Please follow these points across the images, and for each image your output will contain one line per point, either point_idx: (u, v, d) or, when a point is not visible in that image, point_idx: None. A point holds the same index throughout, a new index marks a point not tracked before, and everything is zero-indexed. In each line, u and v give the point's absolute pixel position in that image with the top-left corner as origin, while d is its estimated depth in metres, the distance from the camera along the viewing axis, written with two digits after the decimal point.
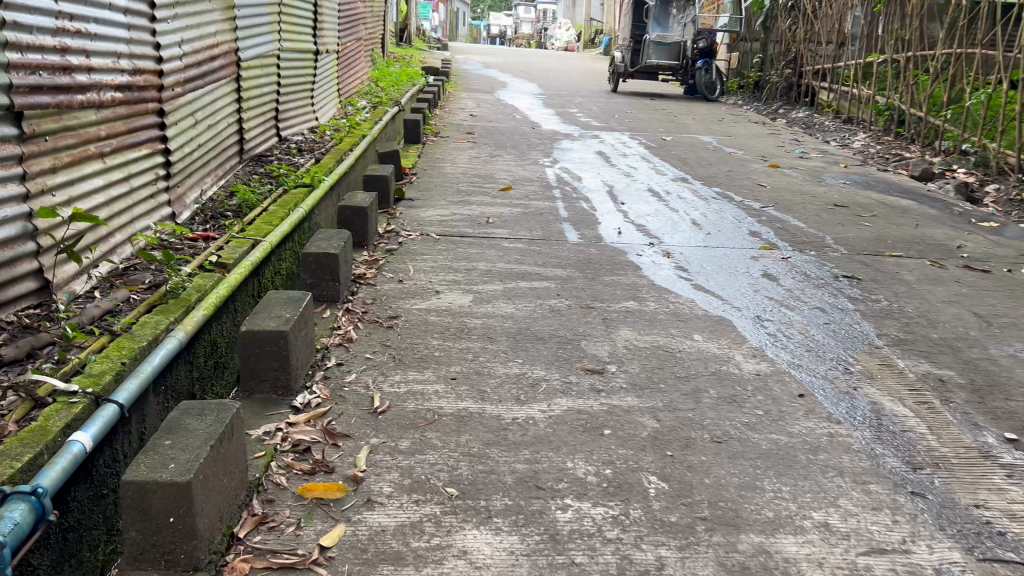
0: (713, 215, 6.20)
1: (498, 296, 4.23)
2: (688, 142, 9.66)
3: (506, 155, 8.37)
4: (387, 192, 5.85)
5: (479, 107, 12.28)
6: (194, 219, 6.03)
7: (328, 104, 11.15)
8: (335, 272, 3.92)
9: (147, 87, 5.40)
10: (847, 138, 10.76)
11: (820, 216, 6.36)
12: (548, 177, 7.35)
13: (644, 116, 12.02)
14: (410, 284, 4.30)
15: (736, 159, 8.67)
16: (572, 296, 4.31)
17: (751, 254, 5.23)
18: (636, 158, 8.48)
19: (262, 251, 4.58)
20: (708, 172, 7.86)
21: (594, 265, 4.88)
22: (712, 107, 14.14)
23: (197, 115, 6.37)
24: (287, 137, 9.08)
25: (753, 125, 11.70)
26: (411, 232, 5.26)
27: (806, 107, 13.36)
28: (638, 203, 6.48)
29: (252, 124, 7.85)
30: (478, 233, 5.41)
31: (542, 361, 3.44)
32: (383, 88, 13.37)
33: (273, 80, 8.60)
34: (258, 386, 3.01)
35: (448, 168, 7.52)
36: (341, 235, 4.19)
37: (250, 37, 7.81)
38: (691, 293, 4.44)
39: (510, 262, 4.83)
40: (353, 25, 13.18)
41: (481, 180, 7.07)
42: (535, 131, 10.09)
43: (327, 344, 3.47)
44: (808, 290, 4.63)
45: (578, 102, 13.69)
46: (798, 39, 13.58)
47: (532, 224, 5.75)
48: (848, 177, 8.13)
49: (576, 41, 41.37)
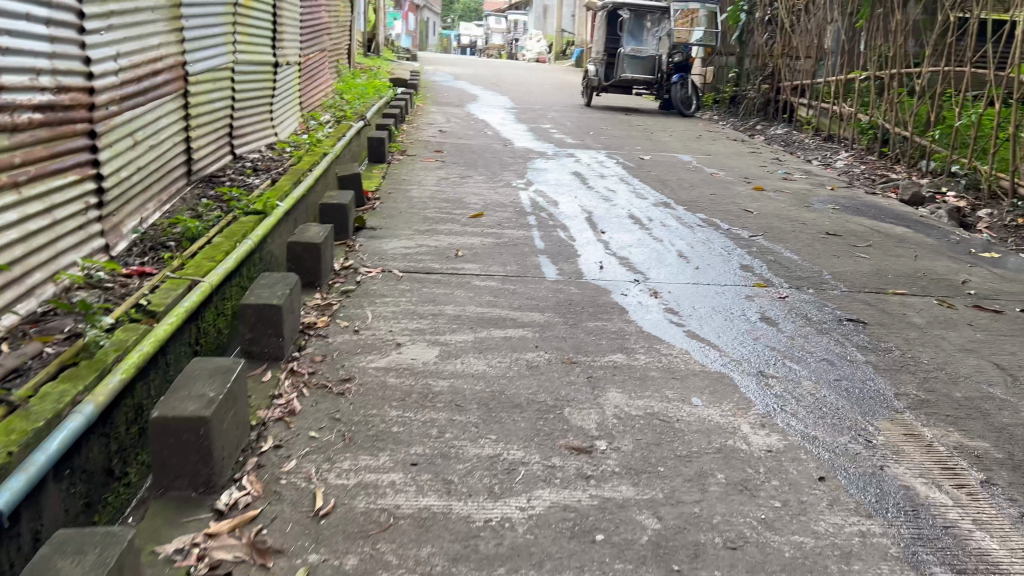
0: (700, 245, 5.75)
1: (469, 349, 3.72)
2: (668, 162, 9.24)
3: (477, 176, 7.86)
4: (346, 222, 5.32)
5: (449, 121, 11.77)
6: (131, 251, 5.45)
7: (288, 118, 10.56)
8: (278, 327, 3.38)
9: (74, 106, 4.82)
10: (829, 157, 10.43)
11: (814, 247, 5.94)
12: (522, 202, 6.85)
13: (620, 133, 11.59)
14: (368, 335, 3.77)
15: (719, 180, 8.25)
16: (552, 347, 3.80)
17: (745, 293, 4.79)
18: (615, 180, 8.03)
19: (198, 296, 4.04)
20: (690, 196, 7.42)
21: (575, 307, 4.38)
22: (688, 122, 13.77)
23: (136, 136, 5.77)
24: (241, 155, 8.50)
25: (732, 143, 11.33)
26: (371, 269, 4.74)
27: (785, 123, 13.04)
28: (619, 232, 6.02)
29: (201, 144, 7.27)
30: (446, 268, 4.90)
31: (519, 437, 2.93)
32: (348, 100, 12.80)
33: (227, 95, 8.03)
34: (173, 483, 2.47)
35: (415, 191, 7.00)
36: (287, 280, 3.65)
37: (200, 49, 7.24)
38: (685, 342, 3.96)
39: (482, 305, 4.32)
40: (316, 35, 12.61)
41: (449, 205, 6.56)
42: (507, 149, 9.61)
43: (264, 419, 2.93)
44: (811, 337, 4.19)
45: (551, 117, 13.24)
46: (776, 54, 13.27)
47: (506, 257, 5.25)
48: (836, 201, 7.74)
49: (547, 53, 41.08)
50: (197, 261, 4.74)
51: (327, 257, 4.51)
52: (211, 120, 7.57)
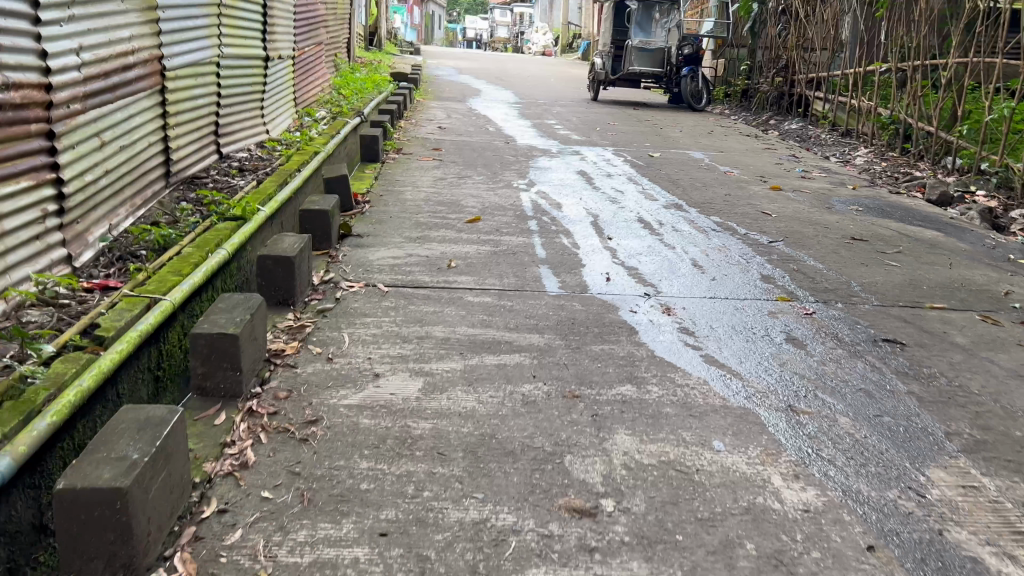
0: (716, 253, 5.29)
1: (457, 380, 3.26)
2: (678, 160, 8.75)
3: (476, 176, 7.40)
4: (328, 229, 4.88)
5: (449, 118, 11.29)
6: (97, 262, 5.02)
7: (280, 114, 10.12)
8: (235, 360, 2.93)
9: (27, 105, 4.38)
10: (848, 153, 9.93)
11: (839, 254, 5.47)
12: (523, 204, 6.40)
13: (628, 129, 11.10)
14: (343, 364, 3.33)
15: (733, 180, 7.77)
16: (552, 376, 3.34)
17: (767, 308, 4.34)
18: (622, 179, 7.56)
19: (155, 318, 3.59)
20: (704, 197, 6.94)
21: (579, 327, 3.93)
22: (699, 116, 13.25)
23: (104, 136, 5.33)
24: (228, 154, 8.06)
25: (746, 139, 10.85)
26: (353, 283, 4.30)
27: (800, 118, 12.51)
28: (628, 238, 5.56)
29: (182, 144, 6.85)
30: (437, 282, 4.46)
31: (510, 496, 2.47)
32: (346, 96, 12.35)
33: (210, 92, 7.59)
34: (85, 566, 2.03)
35: (408, 193, 6.55)
36: (249, 303, 3.20)
37: (180, 43, 6.80)
38: (703, 369, 3.51)
39: (474, 325, 3.86)
40: (311, 28, 12.15)
41: (444, 209, 6.10)
42: (509, 146, 9.16)
43: (210, 474, 2.49)
44: (843, 361, 3.73)
45: (556, 112, 12.75)
46: (790, 45, 12.76)
47: (503, 268, 4.80)
48: (859, 201, 7.26)
49: (554, 47, 40.48)
50: (161, 275, 4.29)
51: (303, 271, 4.07)
52: (193, 118, 7.15)
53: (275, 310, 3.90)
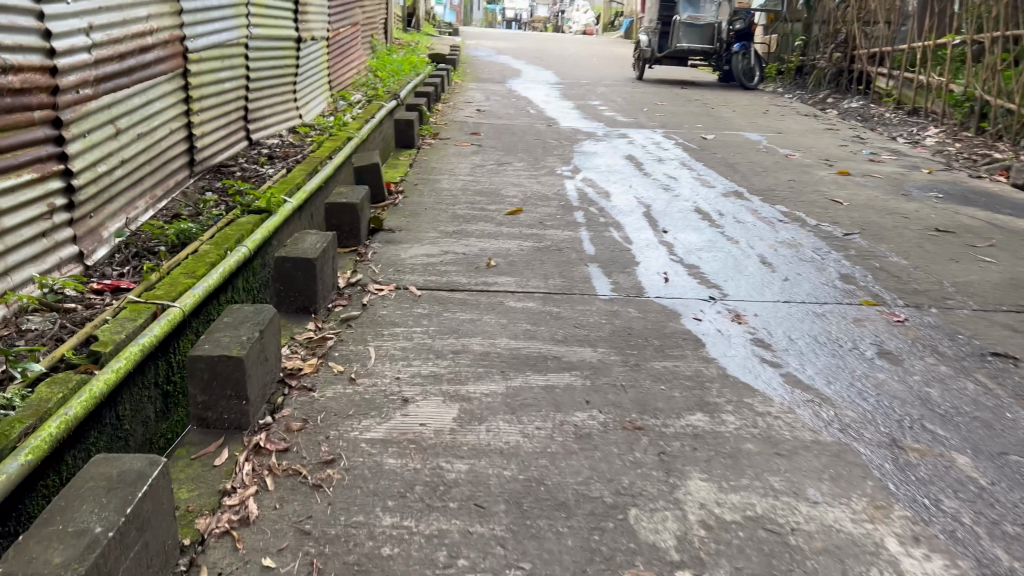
0: (785, 249, 4.76)
1: (497, 407, 2.80)
2: (734, 142, 8.15)
3: (517, 163, 6.92)
4: (357, 224, 4.44)
5: (488, 100, 10.80)
6: (111, 259, 4.65)
7: (314, 98, 9.74)
8: (239, 388, 2.51)
9: (30, 89, 3.99)
10: (916, 134, 9.22)
11: (924, 249, 4.88)
12: (568, 193, 5.91)
13: (677, 109, 10.50)
14: (368, 386, 2.90)
15: (795, 164, 7.16)
16: (608, 402, 2.87)
17: (852, 315, 3.80)
18: (675, 164, 7.01)
19: (159, 329, 3.19)
20: (766, 184, 6.36)
21: (636, 338, 3.44)
22: (752, 95, 12.54)
23: (119, 122, 4.95)
24: (257, 142, 7.69)
25: (804, 119, 10.17)
26: (383, 286, 3.87)
27: (860, 96, 11.75)
28: (686, 231, 5.04)
29: (207, 131, 6.49)
30: (475, 284, 4.01)
31: (563, 567, 2.02)
32: (382, 78, 11.92)
33: (236, 75, 7.21)
34: None
35: (445, 183, 6.10)
36: (258, 319, 2.77)
37: (203, 22, 6.41)
38: (786, 395, 3.00)
39: (517, 337, 3.38)
40: (347, 8, 11.74)
41: (482, 199, 5.63)
42: (552, 129, 8.64)
43: (203, 534, 2.08)
44: (949, 381, 3.19)
45: (600, 93, 12.16)
46: (850, 19, 11.99)
47: (547, 267, 4.32)
48: (937, 187, 6.62)
49: (595, 26, 39.53)
50: (173, 277, 3.90)
51: (326, 274, 3.64)
52: (218, 103, 6.78)
53: (295, 319, 3.47)
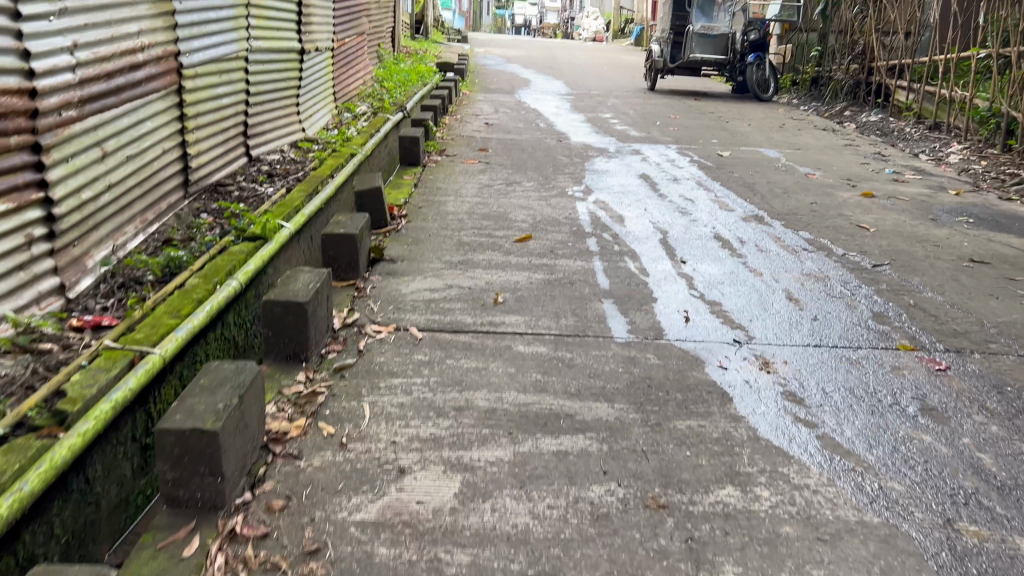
0: (812, 283, 4.46)
1: (504, 478, 2.51)
2: (750, 160, 7.86)
3: (526, 182, 6.64)
4: (356, 255, 4.17)
5: (496, 113, 10.51)
6: (96, 290, 4.40)
7: (317, 110, 9.48)
8: (214, 465, 2.25)
9: (7, 113, 3.73)
10: (939, 150, 8.90)
11: (960, 282, 4.57)
12: (580, 217, 5.62)
13: (691, 123, 10.21)
14: (361, 452, 2.62)
15: (816, 184, 6.87)
16: (627, 472, 2.59)
17: (889, 362, 3.50)
18: (691, 184, 6.72)
19: (135, 382, 2.92)
20: (788, 208, 6.06)
21: (656, 391, 3.15)
22: (767, 107, 12.22)
23: (106, 144, 4.69)
24: (256, 158, 7.44)
25: (822, 133, 9.86)
26: (382, 327, 3.59)
27: (879, 109, 11.43)
28: (705, 261, 4.74)
29: (203, 149, 6.25)
30: (481, 324, 3.72)
31: None
32: (388, 89, 11.67)
33: (234, 89, 6.96)
34: None
35: (451, 205, 5.82)
36: (238, 380, 2.50)
37: (200, 36, 6.16)
38: (825, 464, 2.71)
39: (526, 390, 3.09)
40: (353, 17, 11.48)
41: (489, 224, 5.35)
42: (562, 145, 8.37)
43: None
44: (1003, 444, 2.88)
45: (611, 104, 11.87)
46: (868, 29, 11.68)
47: (558, 304, 4.03)
48: (967, 210, 6.30)
49: (605, 32, 39.25)
50: (156, 316, 3.64)
51: (320, 317, 3.38)
52: (215, 119, 6.53)
53: (285, 367, 3.21)
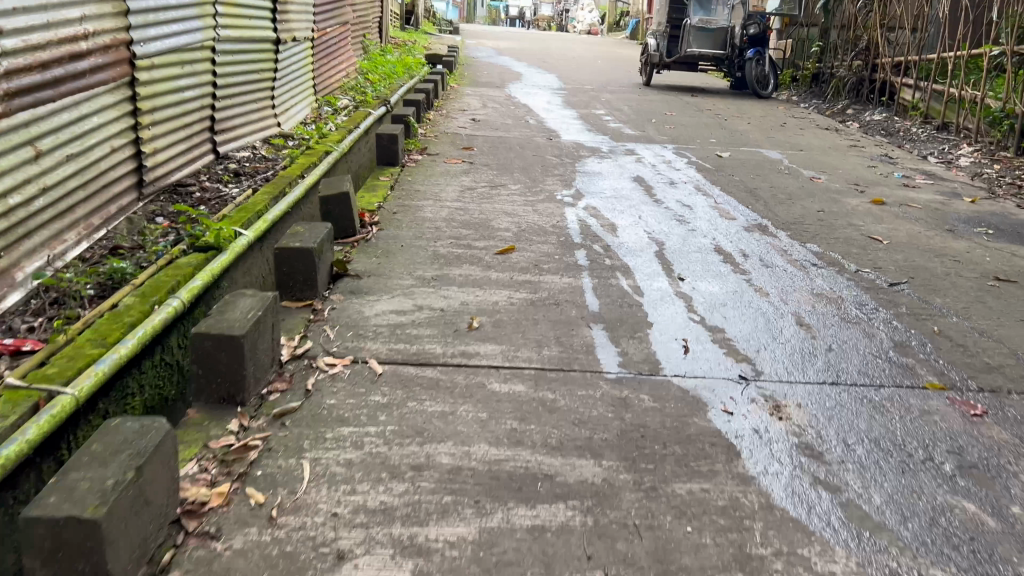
0: (824, 306, 4.02)
1: (465, 567, 2.06)
2: (752, 162, 7.41)
3: (512, 185, 6.17)
4: (314, 272, 3.71)
5: (484, 108, 10.04)
6: (24, 307, 3.93)
7: (294, 104, 8.99)
8: (97, 561, 1.80)
9: None
10: (949, 152, 8.48)
11: (987, 305, 4.14)
12: (570, 225, 5.16)
13: (688, 121, 9.76)
14: (293, 529, 2.17)
15: (823, 190, 6.42)
16: (616, 555, 2.14)
17: (916, 406, 3.06)
18: (689, 188, 6.28)
19: (30, 434, 2.46)
20: (793, 217, 5.61)
21: (652, 442, 2.70)
22: (767, 105, 11.77)
23: (40, 142, 4.22)
24: (224, 156, 6.96)
25: (825, 133, 9.42)
26: (337, 360, 3.14)
27: (883, 107, 11.00)
28: (705, 279, 4.29)
29: (160, 147, 5.77)
30: (452, 354, 3.26)
31: None
32: (372, 81, 11.17)
33: (198, 81, 6.47)
34: None
35: (429, 211, 5.36)
36: (139, 444, 2.03)
37: (158, 23, 5.68)
38: (853, 544, 2.26)
39: (499, 442, 2.63)
40: (335, 6, 10.97)
41: (468, 234, 4.89)
42: (552, 143, 7.90)
43: None
44: None
45: (605, 100, 11.39)
46: (873, 24, 11.23)
47: (540, 329, 3.57)
48: (985, 219, 5.87)
49: (600, 25, 38.70)
50: (78, 344, 3.18)
51: (262, 350, 2.92)
52: (176, 114, 6.05)
53: (217, 411, 2.75)
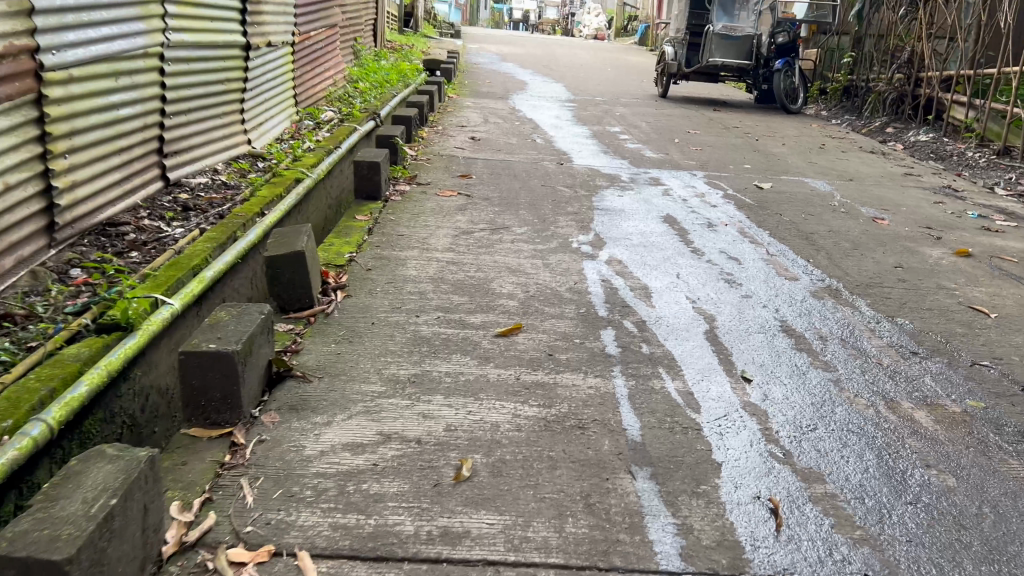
0: (949, 430, 2.91)
1: None
2: (799, 196, 6.32)
3: (517, 227, 5.07)
4: (234, 385, 2.61)
5: (486, 123, 8.93)
6: None
7: (269, 118, 7.88)
8: None
9: None
10: (1018, 182, 7.39)
11: None
12: (592, 289, 4.04)
13: (716, 141, 8.67)
14: None
15: (893, 237, 5.33)
16: None
17: None
18: (731, 233, 5.17)
19: None
20: (867, 277, 4.50)
21: None
22: (797, 121, 10.68)
23: None
24: (174, 185, 5.86)
25: (871, 158, 8.34)
26: (249, 556, 2.05)
27: (928, 126, 9.92)
28: (778, 381, 3.18)
29: (82, 178, 4.67)
30: (430, 536, 2.15)
31: None
32: (362, 91, 10.06)
33: (139, 96, 5.36)
34: None
35: (413, 266, 4.24)
36: None
37: (78, 26, 4.55)
38: None
39: None
40: (321, 6, 9.84)
41: (462, 302, 3.78)
42: (563, 169, 6.80)
43: None
44: None
45: (619, 114, 10.28)
46: (918, 33, 10.17)
47: (561, 477, 2.45)
48: None
49: (606, 30, 37.69)
50: None
51: (118, 561, 1.84)
52: (107, 136, 4.94)
53: None
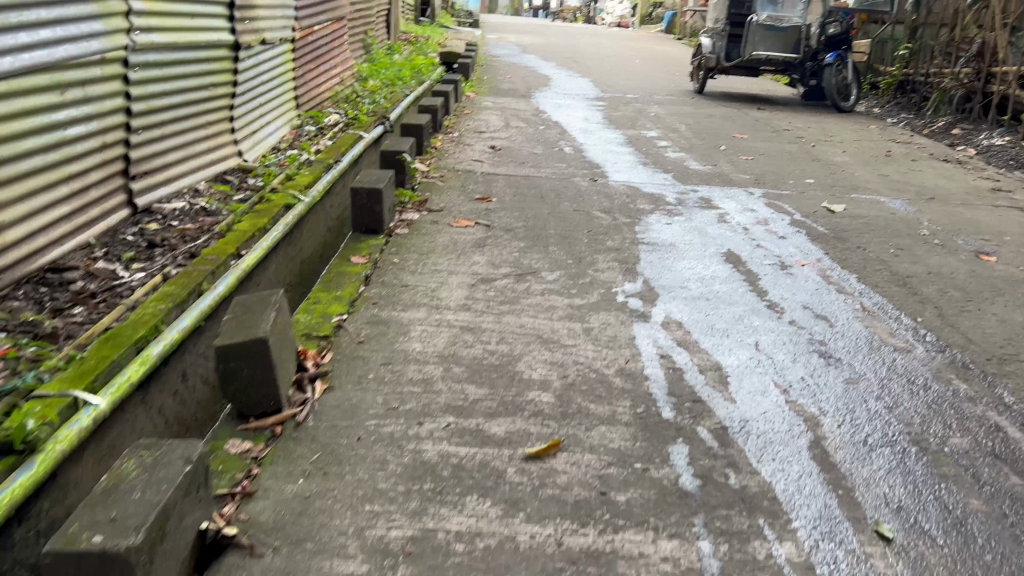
0: None
1: None
2: (880, 222, 5.32)
3: (548, 273, 4.13)
4: None
5: (507, 128, 7.97)
6: None
7: (264, 125, 6.96)
8: None
9: None
10: None
11: None
12: (649, 373, 3.09)
13: (767, 148, 7.67)
14: None
15: (1010, 282, 4.33)
16: None
17: None
18: (812, 280, 4.20)
19: None
20: (998, 347, 3.52)
21: None
22: (850, 122, 9.63)
23: None
24: (142, 212, 4.96)
25: (946, 168, 7.31)
26: None
27: (1002, 128, 8.85)
28: (931, 543, 2.24)
29: (11, 217, 3.77)
30: None
31: None
32: (371, 90, 9.11)
33: (94, 111, 4.45)
34: None
35: (417, 337, 3.32)
36: None
37: (4, 28, 3.63)
38: None
39: None
40: None
41: (479, 399, 2.85)
42: (599, 188, 5.84)
43: None
44: None
45: (655, 115, 9.28)
46: (991, 24, 9.07)
47: None
48: None
49: (630, 17, 36.57)
50: None
51: None
52: (49, 163, 4.04)
53: None
